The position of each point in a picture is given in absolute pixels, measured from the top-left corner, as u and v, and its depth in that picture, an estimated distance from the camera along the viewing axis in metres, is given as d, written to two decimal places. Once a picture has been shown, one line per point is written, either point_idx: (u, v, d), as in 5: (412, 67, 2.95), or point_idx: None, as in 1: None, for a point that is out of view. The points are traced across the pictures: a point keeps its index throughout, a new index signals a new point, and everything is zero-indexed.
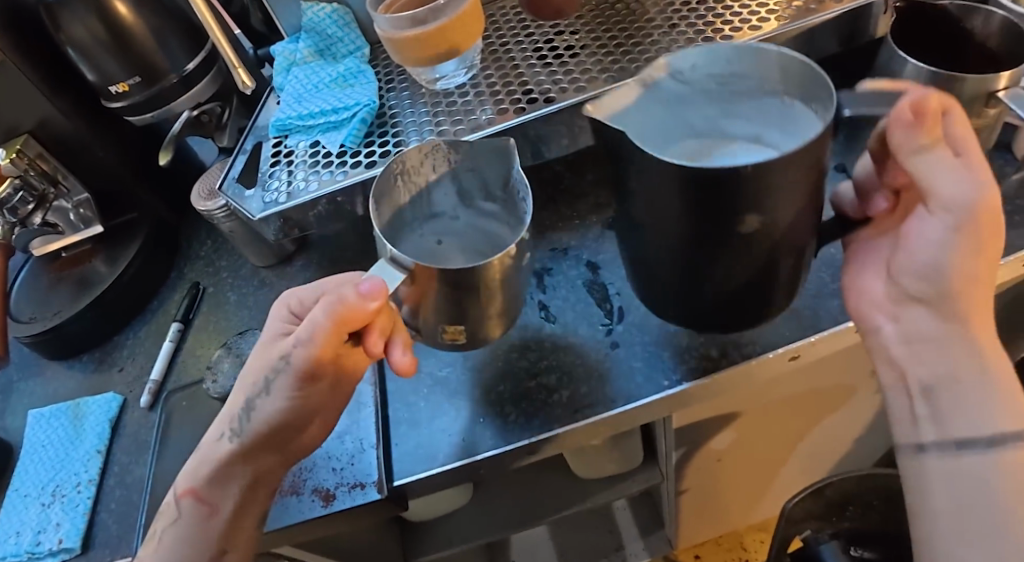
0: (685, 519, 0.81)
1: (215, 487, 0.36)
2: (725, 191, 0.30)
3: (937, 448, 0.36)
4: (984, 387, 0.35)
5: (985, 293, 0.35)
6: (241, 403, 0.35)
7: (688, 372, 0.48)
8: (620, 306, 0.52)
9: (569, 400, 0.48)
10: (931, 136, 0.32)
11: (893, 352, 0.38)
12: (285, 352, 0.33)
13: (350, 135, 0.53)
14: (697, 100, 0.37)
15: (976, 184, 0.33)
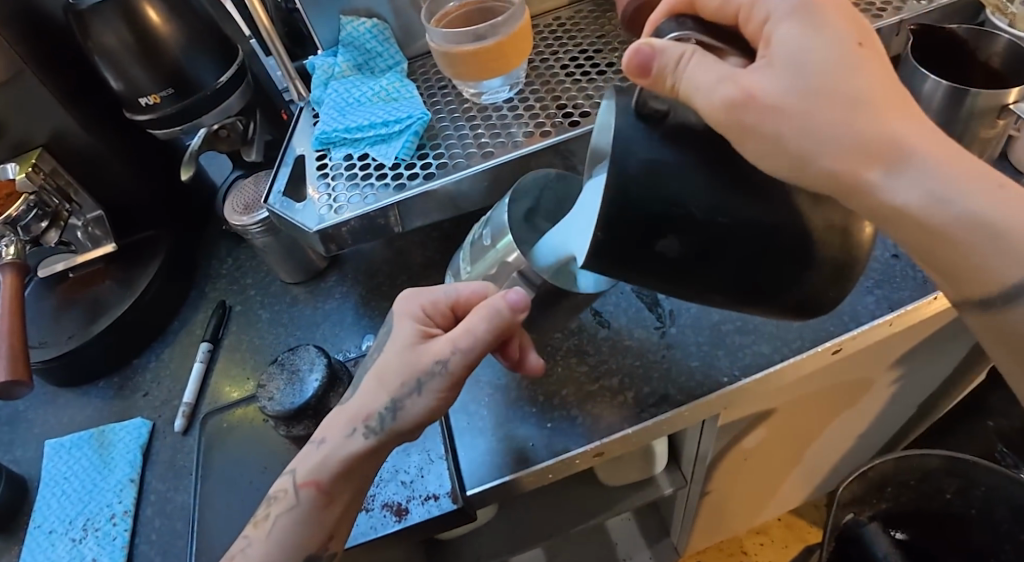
0: (700, 518, 0.83)
1: (340, 479, 0.42)
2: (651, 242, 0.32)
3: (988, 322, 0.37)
4: (969, 204, 0.33)
5: (858, 156, 0.32)
6: (389, 402, 0.41)
7: (744, 368, 0.50)
8: (670, 309, 0.54)
9: (634, 400, 0.49)
10: (663, 74, 0.32)
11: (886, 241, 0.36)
12: (441, 358, 0.40)
13: (404, 147, 0.53)
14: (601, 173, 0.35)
15: (723, 90, 0.31)
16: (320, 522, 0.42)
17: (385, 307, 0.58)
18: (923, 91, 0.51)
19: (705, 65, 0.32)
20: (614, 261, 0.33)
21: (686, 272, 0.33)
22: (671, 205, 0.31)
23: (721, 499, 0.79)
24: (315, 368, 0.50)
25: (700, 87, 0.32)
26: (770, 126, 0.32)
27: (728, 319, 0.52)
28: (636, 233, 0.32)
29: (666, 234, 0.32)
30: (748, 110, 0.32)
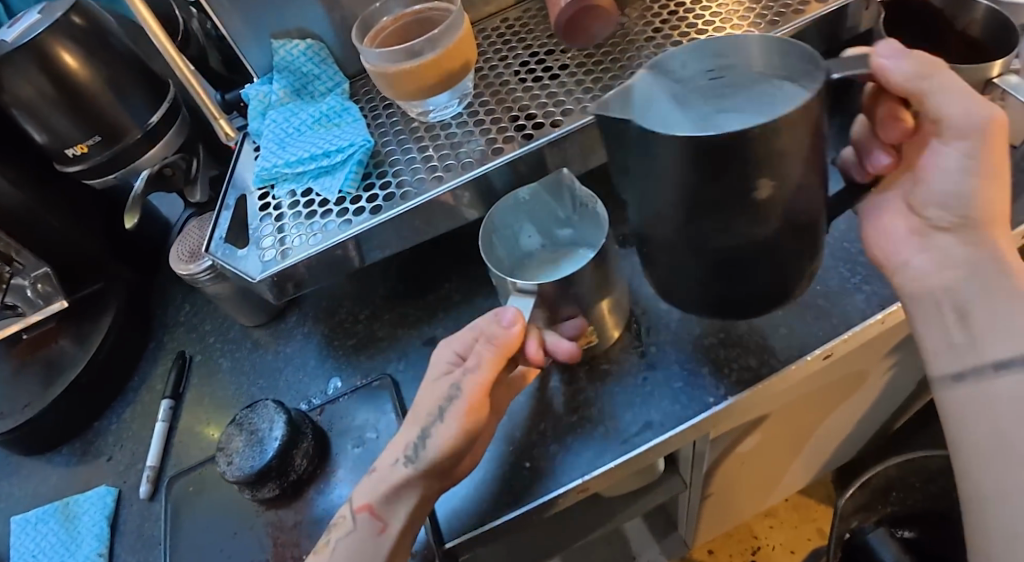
0: (705, 516, 0.81)
1: (391, 502, 0.40)
2: (736, 170, 0.31)
3: (972, 375, 0.36)
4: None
5: (1003, 201, 0.37)
6: (418, 432, 0.40)
7: (731, 386, 0.46)
8: (648, 325, 0.50)
9: (615, 431, 0.46)
10: (929, 66, 0.33)
11: (928, 280, 0.39)
12: (455, 383, 0.39)
13: (348, 179, 0.50)
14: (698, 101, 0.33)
15: (982, 106, 0.34)
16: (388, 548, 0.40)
17: (349, 346, 0.56)
18: None
19: (951, 79, 0.34)
20: (693, 184, 0.32)
21: (711, 220, 0.34)
22: (777, 160, 0.31)
23: (723, 496, 0.77)
24: (275, 426, 0.47)
25: (955, 94, 0.34)
26: (992, 147, 0.35)
27: (710, 332, 0.49)
28: (727, 170, 0.31)
29: (761, 179, 0.31)
30: (995, 130, 0.35)
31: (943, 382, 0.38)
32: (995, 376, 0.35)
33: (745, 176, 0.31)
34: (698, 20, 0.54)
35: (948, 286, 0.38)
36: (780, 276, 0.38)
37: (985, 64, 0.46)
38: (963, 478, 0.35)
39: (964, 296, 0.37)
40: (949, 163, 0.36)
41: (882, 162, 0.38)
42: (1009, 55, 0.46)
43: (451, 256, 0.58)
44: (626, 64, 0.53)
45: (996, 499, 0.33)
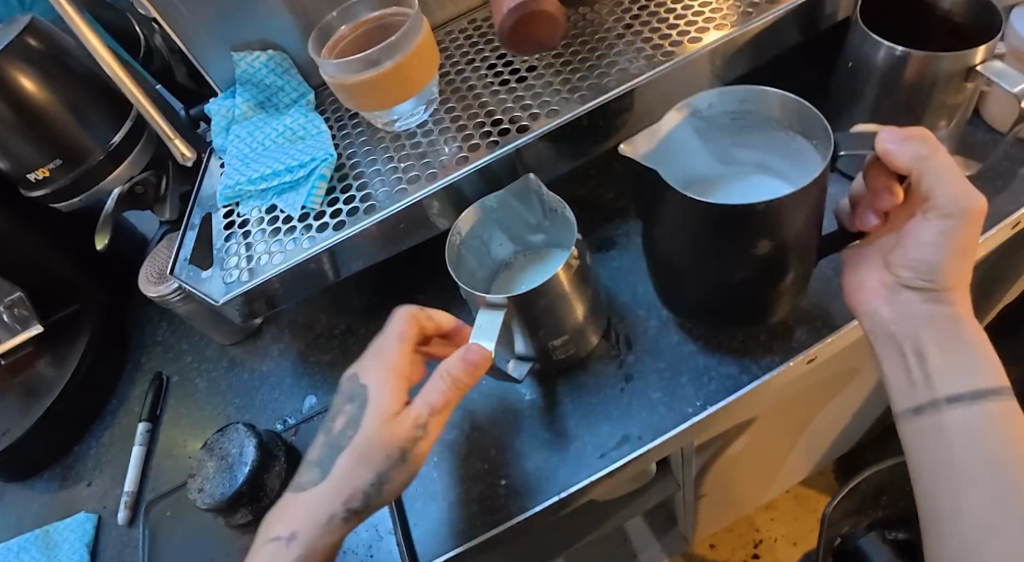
0: (701, 514, 0.80)
1: (325, 558, 0.40)
2: (745, 225, 0.37)
3: (929, 407, 0.42)
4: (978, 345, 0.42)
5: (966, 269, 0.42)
6: (372, 480, 0.39)
7: (711, 395, 0.45)
8: (626, 333, 0.49)
9: (593, 444, 0.45)
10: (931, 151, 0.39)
11: (890, 327, 0.44)
12: (416, 424, 0.39)
13: (310, 195, 0.48)
14: (715, 131, 0.52)
15: (967, 196, 0.39)
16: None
17: (324, 363, 0.55)
18: (877, 60, 0.46)
19: (942, 170, 0.39)
20: (703, 236, 0.39)
21: (713, 262, 0.41)
22: (777, 225, 0.38)
23: (717, 495, 0.76)
24: (246, 451, 0.46)
25: (947, 182, 0.39)
26: (966, 232, 0.40)
27: (689, 338, 0.48)
28: (734, 227, 0.38)
29: (761, 239, 0.38)
30: (970, 216, 0.40)
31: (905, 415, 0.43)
32: (947, 409, 0.41)
33: (750, 234, 0.38)
34: (669, 15, 0.53)
35: (908, 333, 0.43)
36: (767, 309, 0.44)
37: (966, 51, 0.44)
38: (921, 503, 0.41)
39: (922, 341, 0.43)
40: (925, 235, 0.41)
41: (868, 223, 0.44)
42: (993, 41, 0.44)
43: (425, 266, 0.57)
44: (597, 63, 0.51)
45: (951, 515, 0.39)
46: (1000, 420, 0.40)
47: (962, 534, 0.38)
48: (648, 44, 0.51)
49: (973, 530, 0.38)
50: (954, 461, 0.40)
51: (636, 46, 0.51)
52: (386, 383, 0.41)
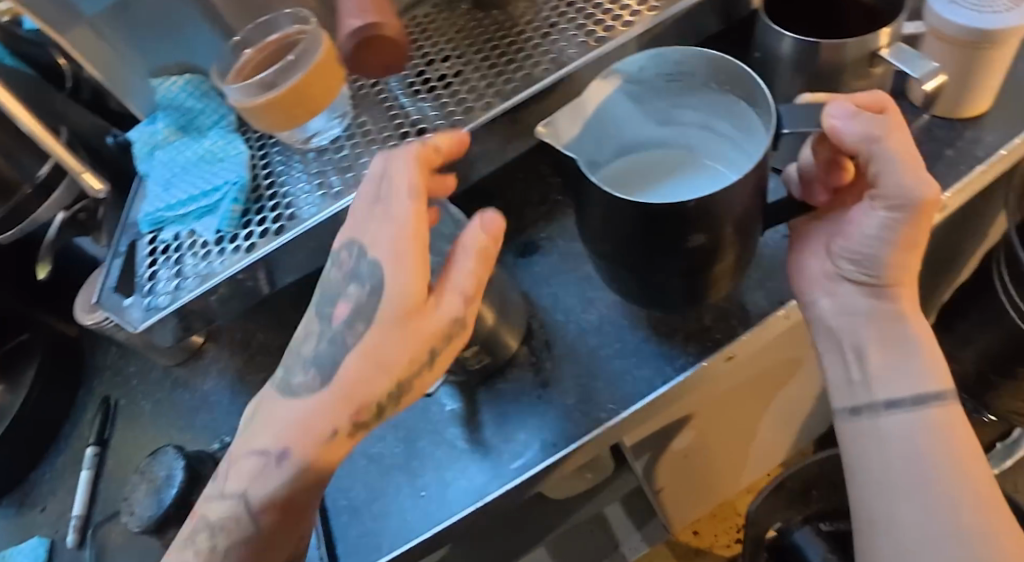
0: (670, 505, 0.81)
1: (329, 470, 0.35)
2: (675, 222, 0.36)
3: (868, 411, 0.43)
4: (920, 349, 0.42)
5: (915, 266, 0.41)
6: (389, 386, 0.32)
7: (625, 398, 0.45)
8: (546, 339, 0.49)
9: (510, 453, 0.45)
10: (885, 130, 0.37)
11: (831, 321, 0.44)
12: (447, 318, 0.31)
13: (224, 219, 0.49)
14: (649, 94, 0.46)
15: (920, 186, 0.37)
16: (304, 507, 0.36)
17: (260, 380, 0.55)
18: (782, 50, 0.45)
19: (894, 156, 0.37)
20: (631, 231, 0.38)
21: (639, 256, 0.40)
22: (710, 220, 0.36)
23: (680, 485, 0.76)
24: (174, 473, 0.47)
25: (896, 170, 0.37)
26: (916, 227, 0.39)
27: (606, 342, 0.47)
28: (662, 224, 0.36)
29: (695, 233, 0.37)
30: (918, 218, 0.38)
31: (844, 414, 0.44)
32: (885, 413, 0.42)
33: (683, 230, 0.36)
34: (580, 14, 0.52)
35: (848, 328, 0.44)
36: (695, 294, 0.44)
37: (869, 36, 0.43)
38: (855, 507, 0.42)
39: (863, 340, 0.43)
40: (871, 226, 0.40)
41: (818, 199, 0.43)
42: (896, 24, 0.43)
43: None
44: (507, 68, 0.51)
45: (881, 525, 0.40)
46: (938, 425, 0.41)
47: (894, 541, 0.39)
48: (583, 30, 0.51)
49: (905, 537, 0.39)
50: (889, 467, 0.41)
51: (547, 48, 0.51)
52: (393, 258, 0.31)
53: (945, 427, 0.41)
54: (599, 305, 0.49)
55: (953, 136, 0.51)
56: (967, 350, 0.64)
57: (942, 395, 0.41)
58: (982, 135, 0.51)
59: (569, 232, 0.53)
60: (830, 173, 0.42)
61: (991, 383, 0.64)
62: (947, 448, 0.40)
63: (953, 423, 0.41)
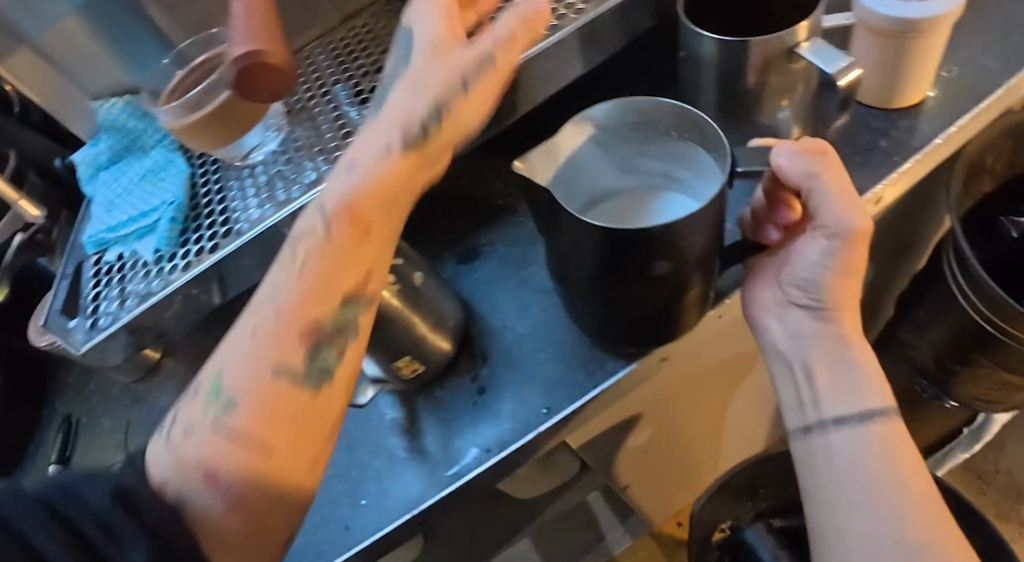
0: (643, 499, 0.81)
1: (365, 236, 0.32)
2: (637, 249, 0.36)
3: (818, 429, 0.45)
4: (863, 371, 0.45)
5: (856, 294, 0.45)
6: (430, 105, 0.33)
7: (558, 401, 0.45)
8: (484, 345, 0.49)
9: (445, 459, 0.45)
10: (824, 167, 0.41)
11: (782, 345, 0.47)
12: (480, 51, 0.34)
13: (162, 238, 0.49)
14: (616, 143, 0.48)
15: (852, 214, 0.41)
16: (379, 273, 0.33)
17: None
18: (703, 49, 0.45)
19: (831, 190, 0.41)
20: (596, 258, 0.37)
21: (604, 285, 0.39)
22: (672, 245, 0.36)
23: (650, 479, 0.77)
24: None
25: (832, 203, 0.41)
26: (853, 255, 0.42)
27: (542, 346, 0.48)
28: (626, 255, 0.36)
29: (659, 261, 0.37)
30: (854, 246, 0.42)
31: (799, 434, 0.47)
32: (833, 431, 0.44)
33: (648, 257, 0.36)
34: None
35: (798, 352, 0.46)
36: (659, 325, 0.43)
37: (788, 30, 0.42)
38: (811, 524, 0.44)
39: (810, 361, 0.46)
40: (812, 254, 0.43)
41: (772, 238, 0.47)
42: (814, 17, 0.42)
43: None
44: None
45: (833, 538, 0.42)
46: (884, 441, 0.43)
47: (846, 552, 0.41)
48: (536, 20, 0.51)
49: (854, 548, 0.40)
50: (839, 483, 0.43)
51: None
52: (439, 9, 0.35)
53: (891, 444, 0.43)
54: (535, 309, 0.49)
55: (889, 125, 0.51)
56: (924, 337, 0.64)
57: (885, 413, 0.44)
58: (917, 124, 0.50)
59: (510, 237, 0.54)
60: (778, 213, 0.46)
61: (951, 370, 0.63)
62: (893, 463, 0.43)
63: (900, 441, 0.43)
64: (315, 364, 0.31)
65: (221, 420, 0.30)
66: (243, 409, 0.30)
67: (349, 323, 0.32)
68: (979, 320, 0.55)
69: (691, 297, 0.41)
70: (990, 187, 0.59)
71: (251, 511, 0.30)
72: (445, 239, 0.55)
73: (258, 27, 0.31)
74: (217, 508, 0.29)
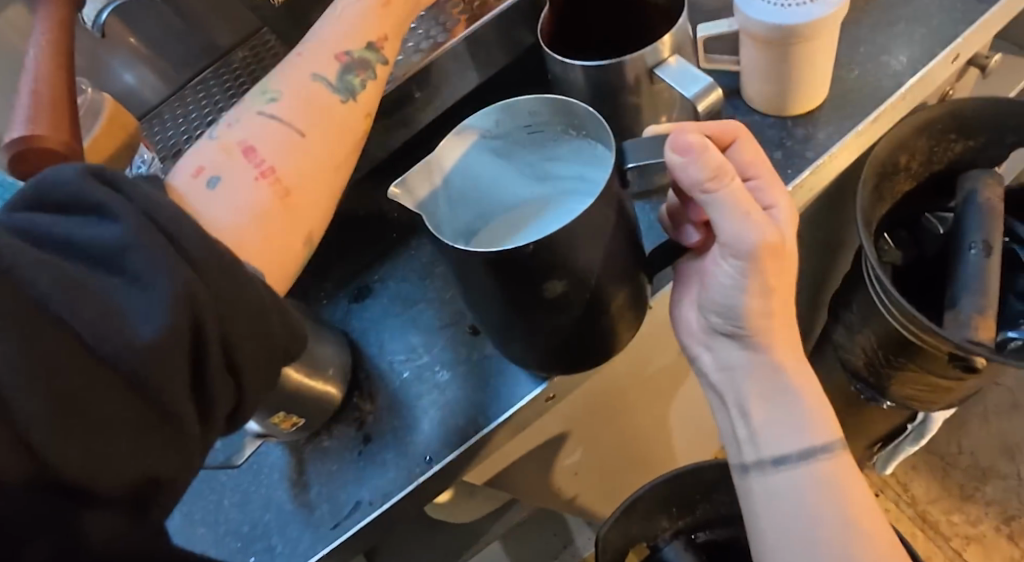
0: (595, 508, 0.80)
1: (355, 40, 0.37)
2: (523, 270, 0.33)
3: (757, 468, 0.41)
4: (800, 406, 0.40)
5: (782, 316, 0.39)
6: None
7: (440, 448, 0.44)
8: (370, 391, 0.48)
9: (330, 513, 0.45)
10: (716, 169, 0.33)
11: (713, 377, 0.42)
12: None
13: None
14: (518, 149, 0.43)
15: (759, 230, 0.34)
16: (389, 44, 0.39)
17: None
18: (568, 75, 0.43)
19: (729, 202, 0.34)
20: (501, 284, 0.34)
21: (511, 304, 0.36)
22: (564, 263, 0.33)
23: (596, 492, 0.75)
24: None
25: (734, 213, 0.34)
26: (768, 271, 0.36)
27: (427, 390, 0.46)
28: (514, 274, 0.33)
29: (552, 280, 0.34)
30: (769, 263, 0.35)
31: (739, 473, 0.43)
32: (774, 471, 0.40)
33: (541, 277, 0.33)
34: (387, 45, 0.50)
35: (729, 389, 0.41)
36: (584, 354, 0.40)
37: (651, 47, 0.40)
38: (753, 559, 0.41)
39: (744, 395, 0.41)
40: (724, 275, 0.37)
41: (693, 240, 0.40)
42: (677, 32, 0.40)
43: None
44: None
45: None
46: (823, 483, 0.39)
47: None
48: (430, 30, 0.50)
49: None
50: (781, 528, 0.39)
51: None
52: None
53: (830, 484, 0.39)
54: (423, 348, 0.48)
55: (784, 135, 0.47)
56: (854, 340, 0.62)
57: (823, 450, 0.40)
58: (813, 132, 0.47)
59: (402, 272, 0.52)
60: (691, 209, 0.39)
61: (882, 372, 0.61)
62: (840, 505, 0.39)
63: (846, 481, 0.40)
64: (343, 80, 0.36)
65: (279, 103, 0.34)
66: (286, 99, 0.34)
67: (348, 85, 0.36)
68: (898, 328, 0.53)
69: (615, 310, 0.38)
70: (908, 185, 0.57)
71: (258, 204, 0.31)
72: (336, 276, 0.53)
73: (46, 109, 0.30)
74: (247, 176, 0.31)
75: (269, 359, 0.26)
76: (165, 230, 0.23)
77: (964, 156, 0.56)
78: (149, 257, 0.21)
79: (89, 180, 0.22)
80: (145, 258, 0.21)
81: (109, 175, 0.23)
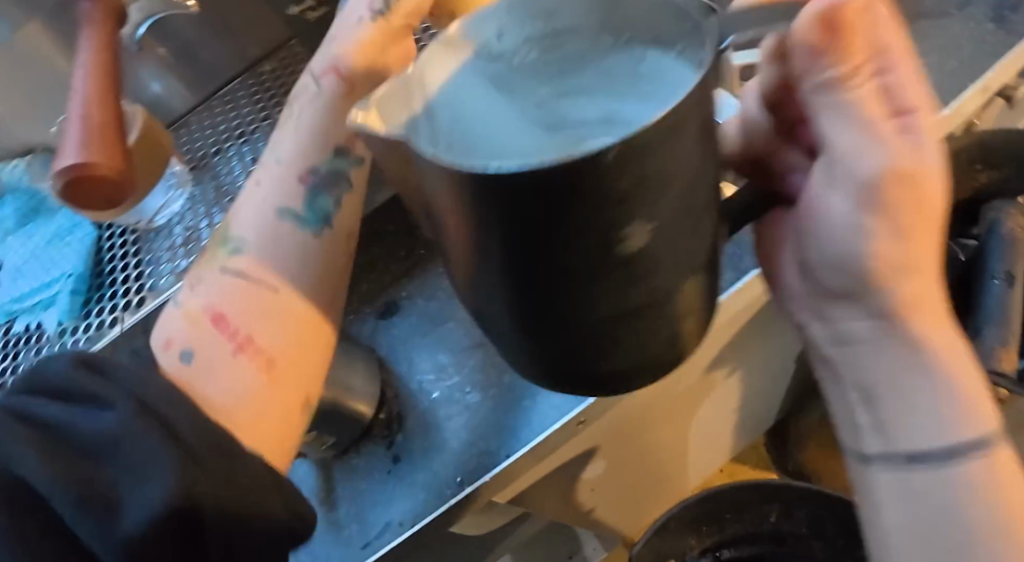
0: (606, 518, 0.81)
1: (365, 73, 0.34)
2: (570, 195, 0.18)
3: (881, 459, 0.28)
4: (940, 386, 0.26)
5: (924, 259, 0.26)
6: None
7: (470, 471, 0.44)
8: (399, 411, 0.48)
9: (359, 533, 0.45)
10: (849, 55, 0.22)
11: (827, 353, 0.30)
12: None
13: (64, 311, 0.48)
14: (528, 80, 0.28)
15: (885, 150, 0.23)
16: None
17: None
18: None
19: (853, 107, 0.23)
20: (513, 221, 0.19)
21: (529, 276, 0.21)
22: (647, 190, 0.19)
23: (608, 504, 0.76)
24: None
25: (859, 132, 0.23)
26: (905, 203, 0.25)
27: (457, 412, 0.46)
28: (559, 210, 0.18)
29: (629, 226, 0.20)
30: (895, 189, 0.24)
31: (855, 461, 0.30)
32: (907, 467, 0.27)
33: (606, 220, 0.19)
34: None
35: (843, 361, 0.29)
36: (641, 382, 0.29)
37: None
38: None
39: (869, 374, 0.28)
40: (840, 206, 0.26)
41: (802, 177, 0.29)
42: None
43: None
44: None
45: None
46: (974, 492, 0.27)
47: None
48: None
49: None
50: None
51: None
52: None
53: (987, 491, 0.27)
54: (453, 369, 0.48)
55: None
56: None
57: (973, 446, 0.27)
58: None
59: (429, 290, 0.52)
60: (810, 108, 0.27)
61: None
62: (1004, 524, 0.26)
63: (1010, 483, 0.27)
64: (315, 202, 0.33)
65: (247, 255, 0.31)
66: (252, 246, 0.31)
67: (341, 171, 0.34)
68: None
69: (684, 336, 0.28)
70: None
71: (237, 385, 0.29)
72: (362, 292, 0.53)
73: (94, 134, 0.30)
74: (221, 354, 0.29)
75: (273, 548, 0.26)
76: (161, 419, 0.24)
77: (989, 186, 0.56)
78: (135, 447, 0.23)
79: (77, 372, 0.26)
80: (140, 451, 0.23)
81: (98, 361, 0.26)
